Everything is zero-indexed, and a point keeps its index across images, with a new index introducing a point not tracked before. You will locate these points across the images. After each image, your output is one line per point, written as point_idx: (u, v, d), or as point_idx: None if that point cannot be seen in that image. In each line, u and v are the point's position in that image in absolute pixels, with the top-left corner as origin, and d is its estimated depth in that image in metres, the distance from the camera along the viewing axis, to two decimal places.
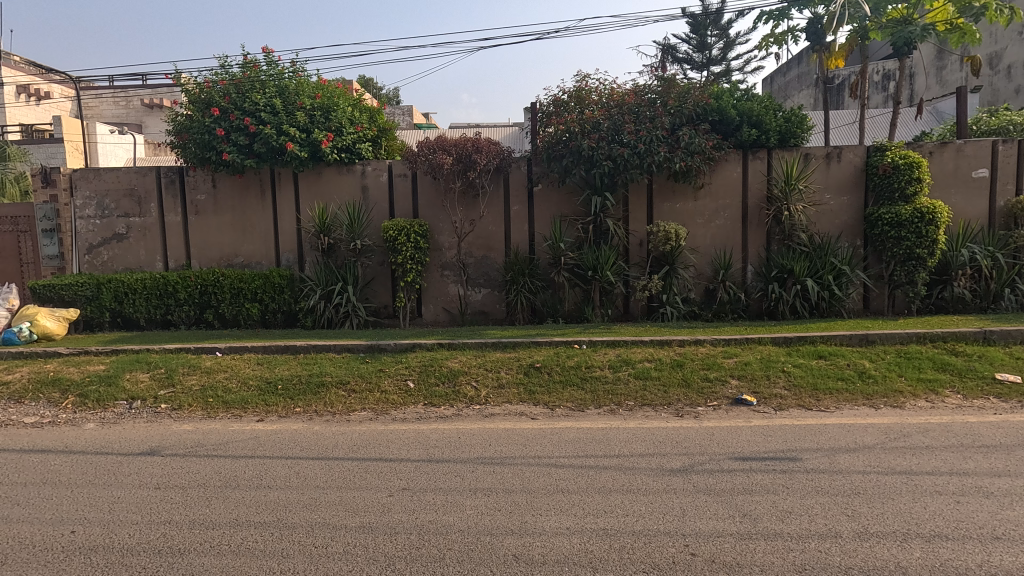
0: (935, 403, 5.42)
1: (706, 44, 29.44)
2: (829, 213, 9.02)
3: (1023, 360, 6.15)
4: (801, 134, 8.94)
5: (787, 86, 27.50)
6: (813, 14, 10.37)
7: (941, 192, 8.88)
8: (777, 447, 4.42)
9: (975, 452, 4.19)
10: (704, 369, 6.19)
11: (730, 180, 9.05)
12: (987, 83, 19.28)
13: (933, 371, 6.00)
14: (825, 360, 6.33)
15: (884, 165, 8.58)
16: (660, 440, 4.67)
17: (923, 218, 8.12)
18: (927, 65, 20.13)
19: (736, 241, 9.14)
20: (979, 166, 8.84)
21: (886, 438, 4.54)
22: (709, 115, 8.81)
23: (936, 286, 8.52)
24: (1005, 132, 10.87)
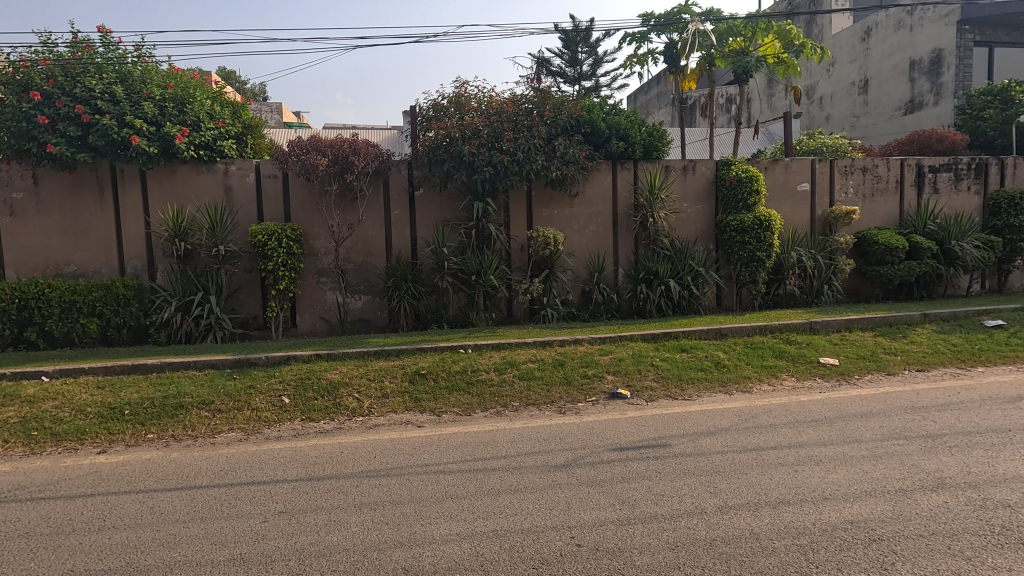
0: (776, 386, 6.22)
1: (576, 60, 31.14)
2: (686, 220, 9.97)
3: (838, 345, 7.27)
4: (662, 148, 9.79)
5: (648, 103, 30.01)
6: (669, 40, 11.40)
7: (774, 203, 10.23)
8: (650, 436, 4.77)
9: (806, 426, 4.86)
10: (583, 366, 6.52)
11: (601, 188, 9.64)
12: (807, 111, 22.56)
13: (772, 358, 6.88)
14: (687, 352, 6.98)
15: (730, 177, 9.67)
16: (544, 438, 4.82)
17: (761, 224, 9.27)
18: (761, 92, 23.25)
19: (608, 246, 9.74)
20: (802, 181, 10.31)
21: (739, 420, 5.10)
22: (581, 127, 9.35)
23: (773, 283, 9.75)
24: (820, 152, 12.81)
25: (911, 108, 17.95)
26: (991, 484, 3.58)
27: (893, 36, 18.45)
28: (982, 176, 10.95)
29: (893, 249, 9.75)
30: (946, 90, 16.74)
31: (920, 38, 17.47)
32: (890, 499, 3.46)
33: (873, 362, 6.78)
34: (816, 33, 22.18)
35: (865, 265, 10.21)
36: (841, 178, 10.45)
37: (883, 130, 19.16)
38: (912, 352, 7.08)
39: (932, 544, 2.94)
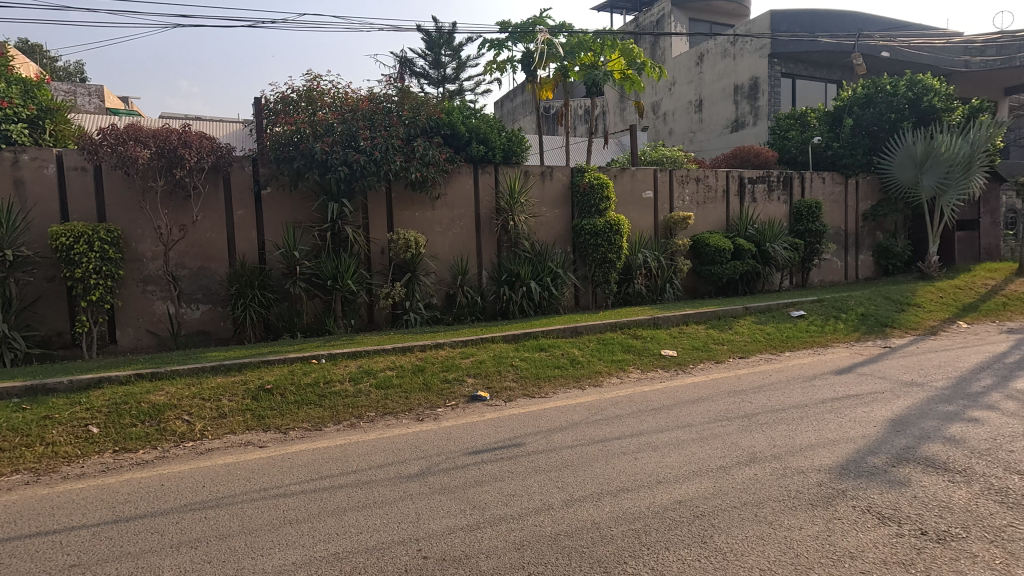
0: (623, 378, 6.68)
1: (440, 63, 31.10)
2: (545, 223, 10.36)
3: (677, 338, 8.01)
4: (521, 153, 10.07)
5: (513, 110, 30.91)
6: (526, 49, 11.76)
7: (623, 208, 11.03)
8: (505, 436, 4.82)
9: (647, 414, 5.26)
10: (443, 370, 6.45)
11: (463, 191, 9.65)
12: (653, 125, 24.71)
13: (621, 352, 7.38)
14: (545, 351, 7.23)
15: (584, 184, 10.26)
16: (399, 447, 4.65)
17: (612, 228, 9.94)
18: (614, 106, 25.00)
19: (471, 249, 9.77)
20: (646, 189, 11.23)
21: (589, 414, 5.36)
22: (441, 129, 9.31)
23: (624, 283, 10.51)
24: (662, 162, 14.16)
25: (736, 126, 20.46)
26: (790, 454, 4.12)
27: (720, 63, 20.95)
28: (788, 188, 12.80)
29: (722, 251, 11.02)
30: (762, 113, 19.33)
31: (741, 66, 20.03)
32: (713, 476, 3.82)
33: (705, 352, 7.56)
34: (659, 55, 24.42)
35: (699, 265, 11.41)
36: (679, 187, 11.57)
37: (714, 145, 21.61)
38: (736, 341, 8.01)
39: (743, 514, 3.29)
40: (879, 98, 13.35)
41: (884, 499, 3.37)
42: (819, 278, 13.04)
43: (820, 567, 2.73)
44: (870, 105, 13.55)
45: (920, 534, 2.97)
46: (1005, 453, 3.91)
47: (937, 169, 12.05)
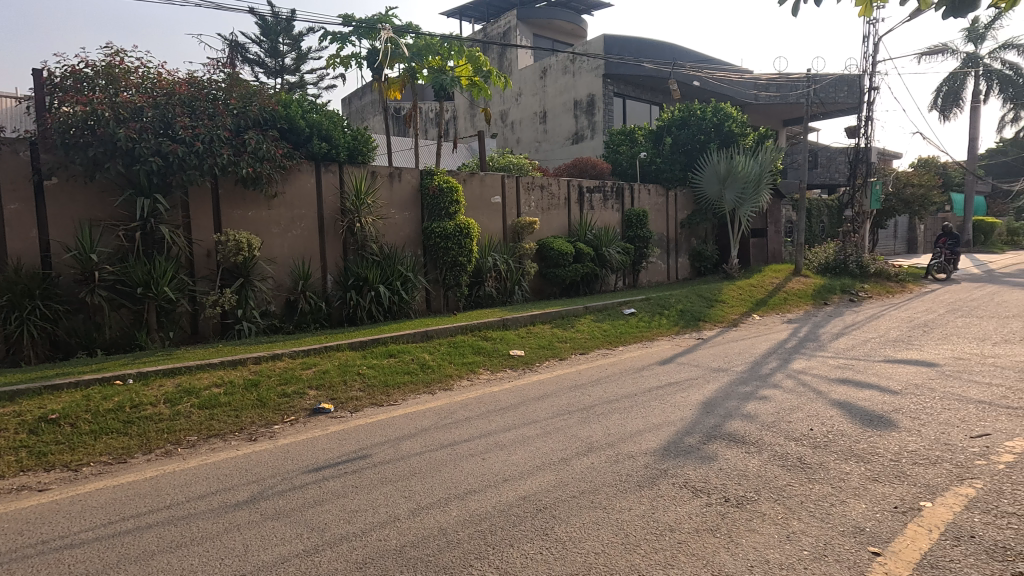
0: (473, 380, 6.76)
1: (277, 52, 28.88)
2: (394, 226, 10.10)
3: (525, 338, 8.32)
4: (368, 153, 9.72)
5: (361, 108, 29.81)
6: (371, 46, 11.37)
7: (473, 212, 11.20)
8: (349, 449, 4.57)
9: (495, 414, 5.36)
10: (281, 384, 5.93)
11: (303, 190, 9.02)
12: (501, 133, 25.48)
13: (472, 354, 7.47)
14: (395, 357, 7.02)
15: (433, 187, 10.22)
16: (226, 473, 4.16)
17: (462, 232, 10.02)
18: (463, 112, 25.29)
19: (314, 251, 9.16)
20: (495, 194, 11.53)
21: (438, 418, 5.32)
22: (277, 122, 8.60)
23: (474, 286, 10.65)
24: (510, 168, 14.74)
25: (576, 139, 21.94)
26: (622, 441, 4.48)
27: (562, 78, 22.36)
28: (620, 198, 14.06)
29: (564, 254, 11.73)
30: (598, 127, 20.99)
31: (580, 83, 21.55)
32: (554, 469, 4.00)
33: (549, 350, 7.96)
34: (506, 66, 25.29)
35: (545, 268, 12.01)
36: (525, 194, 12.07)
37: (557, 155, 22.94)
38: (577, 338, 8.56)
39: (581, 502, 3.49)
40: (692, 120, 15.42)
41: (697, 473, 3.81)
42: (647, 279, 14.52)
43: (646, 543, 2.99)
44: (684, 126, 15.57)
45: (724, 501, 3.41)
46: (785, 423, 4.67)
47: (736, 185, 14.14)
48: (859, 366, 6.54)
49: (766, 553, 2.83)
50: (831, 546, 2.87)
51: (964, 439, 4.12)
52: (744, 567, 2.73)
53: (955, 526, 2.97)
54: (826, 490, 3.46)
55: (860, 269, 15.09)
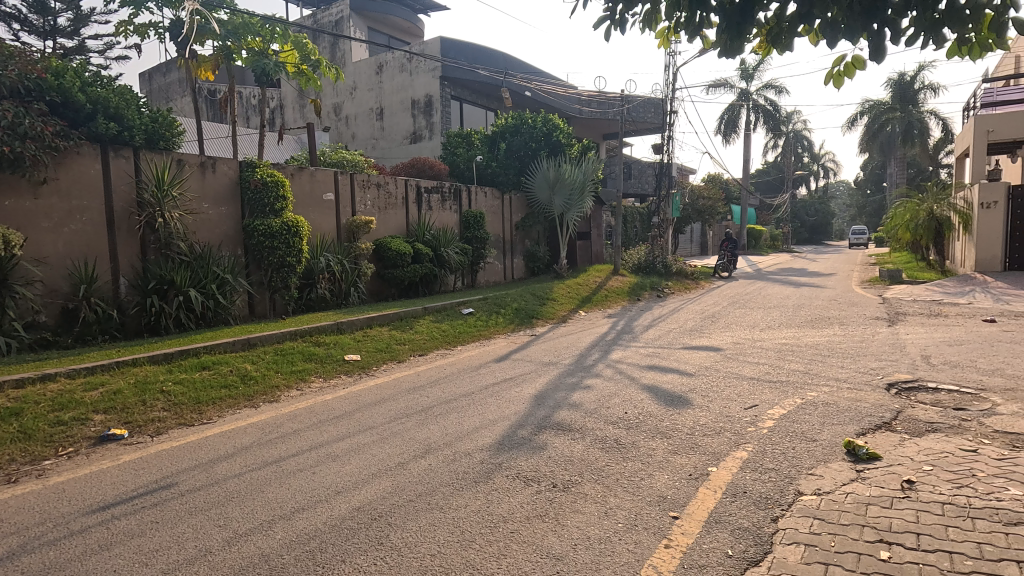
0: (303, 390, 6.31)
1: (46, 8, 23.91)
2: (207, 222, 8.98)
3: (361, 342, 8.00)
4: (171, 138, 8.49)
5: (165, 86, 26.04)
6: (174, 17, 9.99)
7: (302, 209, 10.44)
8: (150, 479, 3.96)
9: (327, 424, 5.06)
10: (55, 411, 4.91)
11: (85, 177, 7.58)
12: (334, 127, 24.18)
13: (302, 361, 6.97)
14: (209, 370, 6.25)
15: (255, 180, 9.30)
16: None
17: (290, 230, 9.27)
18: (290, 100, 23.46)
19: (101, 250, 7.74)
20: (327, 191, 10.89)
21: (261, 434, 4.86)
22: (46, 94, 7.24)
23: (305, 288, 9.95)
24: (342, 164, 14.12)
25: (413, 138, 21.71)
26: (459, 440, 4.54)
27: (398, 76, 21.97)
28: (458, 199, 14.24)
29: (402, 255, 11.54)
30: (436, 129, 21.03)
31: (417, 83, 21.38)
32: (391, 475, 3.91)
33: (387, 353, 7.76)
34: (339, 57, 24.11)
35: (382, 268, 11.68)
36: (360, 192, 11.61)
37: (395, 154, 22.47)
38: (416, 340, 8.48)
39: (417, 505, 3.45)
40: (524, 129, 16.24)
41: (528, 464, 4.01)
42: (485, 279, 14.93)
43: (481, 537, 3.06)
44: (517, 133, 16.36)
45: (552, 487, 3.64)
46: (605, 409, 5.14)
47: (564, 191, 15.24)
48: (664, 354, 7.48)
49: (589, 531, 3.08)
50: (641, 516, 3.22)
51: (740, 411, 4.94)
52: (569, 546, 2.94)
53: (733, 485, 3.54)
54: (637, 466, 3.89)
55: (665, 268, 17.28)
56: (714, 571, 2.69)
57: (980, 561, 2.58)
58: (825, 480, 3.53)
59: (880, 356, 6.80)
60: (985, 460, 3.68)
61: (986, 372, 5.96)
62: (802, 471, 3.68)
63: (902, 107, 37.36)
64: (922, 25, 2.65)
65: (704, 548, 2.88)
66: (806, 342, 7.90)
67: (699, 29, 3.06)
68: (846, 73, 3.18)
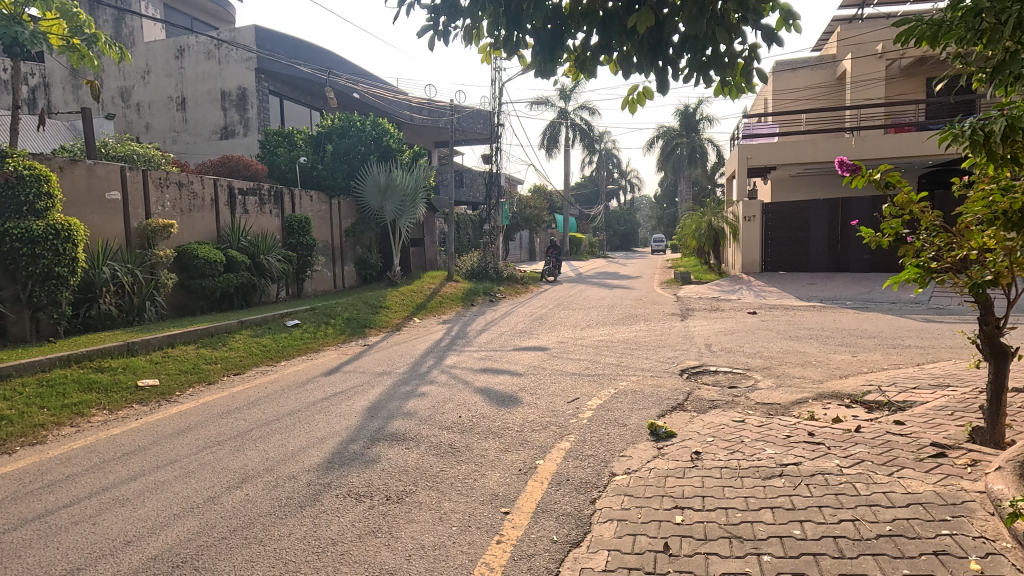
0: (80, 426, 5.26)
1: None
2: None
3: (161, 364, 6.94)
4: None
5: None
6: None
7: (75, 210, 8.73)
8: None
9: (114, 464, 4.28)
10: None
11: None
12: (121, 114, 20.66)
13: (78, 393, 5.81)
14: None
15: (4, 173, 7.54)
16: None
17: (59, 234, 7.68)
18: (59, 79, 19.57)
19: None
20: (111, 189, 9.28)
21: (20, 486, 3.93)
22: None
23: (82, 304, 8.32)
24: (131, 159, 12.19)
25: (224, 134, 19.56)
26: (281, 463, 4.18)
27: (204, 63, 19.64)
28: (279, 203, 13.15)
29: (212, 263, 10.29)
30: (251, 125, 19.22)
31: (227, 72, 19.30)
32: (198, 512, 3.45)
33: (194, 375, 6.85)
34: (127, 34, 20.81)
35: (187, 279, 10.29)
36: (156, 191, 10.12)
37: (202, 150, 19.98)
38: (230, 358, 7.61)
39: (232, 542, 3.10)
40: (352, 131, 15.64)
41: (360, 479, 3.84)
42: (312, 288, 14.00)
43: (307, 565, 2.85)
44: (345, 136, 15.66)
45: (385, 500, 3.53)
46: (439, 415, 5.16)
47: (396, 197, 15.04)
48: (496, 356, 7.76)
49: (423, 539, 3.06)
50: (473, 516, 3.29)
51: (563, 405, 5.34)
52: (403, 558, 2.88)
53: (557, 474, 3.80)
54: (470, 468, 3.96)
55: (497, 274, 17.97)
56: (540, 557, 2.86)
57: (747, 512, 3.12)
58: (633, 460, 3.98)
59: (675, 347, 7.87)
60: (750, 427, 4.48)
61: (750, 355, 7.27)
62: (616, 454, 4.10)
63: (688, 133, 43.96)
64: (693, 66, 3.14)
65: (532, 537, 3.04)
66: (618, 338, 8.81)
67: (516, 49, 3.24)
68: (637, 101, 3.64)
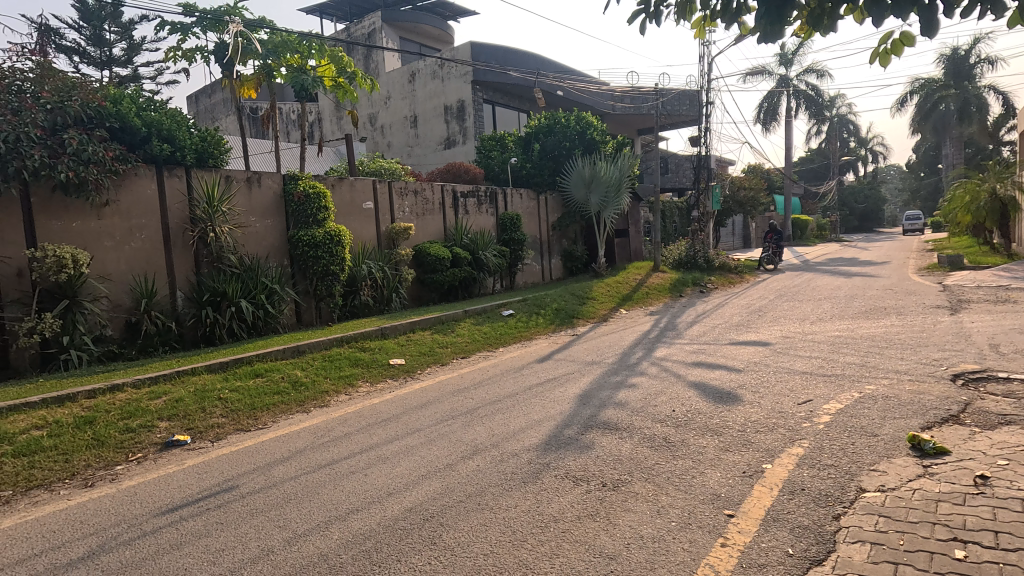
0: (351, 394, 6.47)
1: (103, 41, 25.18)
2: (256, 235, 9.33)
3: (405, 346, 8.13)
4: (218, 155, 9.00)
5: (214, 108, 27.70)
6: (218, 39, 10.46)
7: (343, 219, 10.71)
8: (213, 482, 4.18)
9: (377, 427, 5.18)
10: (123, 419, 5.27)
11: (143, 198, 8.02)
12: (370, 137, 24.68)
13: (349, 367, 7.15)
14: (262, 378, 6.52)
15: (298, 193, 9.61)
16: (54, 530, 3.58)
17: (332, 239, 9.52)
18: (327, 114, 24.21)
19: (159, 264, 8.17)
20: (366, 200, 11.14)
21: (315, 438, 5.00)
22: (105, 120, 7.65)
23: (349, 295, 10.20)
24: (381, 173, 14.54)
25: (448, 144, 21.99)
26: (505, 440, 4.56)
27: (431, 83, 22.28)
28: (494, 203, 14.32)
29: (441, 259, 11.68)
30: (469, 133, 21.22)
31: (448, 88, 21.63)
32: (440, 476, 3.96)
33: (430, 356, 7.88)
34: (373, 68, 24.75)
35: (423, 273, 11.86)
36: (398, 199, 11.84)
37: (430, 160, 22.77)
38: (458, 343, 8.56)
39: (467, 505, 3.49)
40: (557, 128, 16.20)
41: (576, 464, 3.98)
42: (523, 280, 14.94)
43: (532, 537, 3.07)
44: (551, 134, 16.33)
45: (602, 486, 3.61)
46: (651, 408, 5.07)
47: (600, 189, 15.07)
48: (710, 350, 7.32)
49: (641, 530, 3.04)
50: (694, 515, 3.16)
51: (794, 407, 4.78)
52: (622, 545, 2.91)
53: (790, 482, 3.43)
54: (688, 464, 3.81)
55: (708, 263, 16.85)
56: (773, 570, 2.62)
57: None
58: (889, 476, 3.38)
59: (942, 347, 6.45)
60: None
61: None
62: (865, 467, 3.54)
63: (956, 83, 35.52)
64: None
65: (763, 546, 2.80)
66: (861, 334, 7.56)
67: (737, 16, 2.98)
68: (893, 52, 3.06)
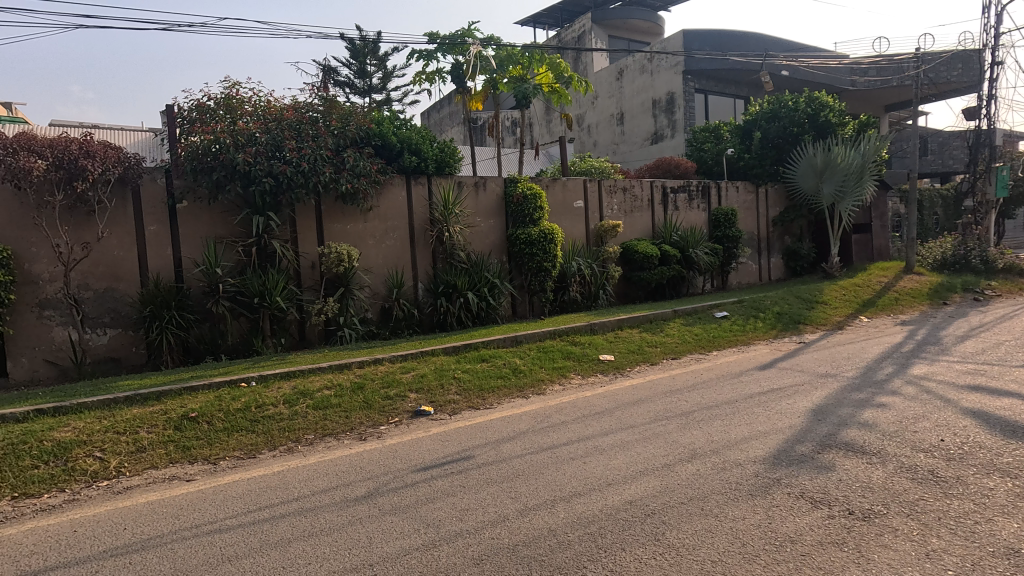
0: (565, 385, 6.80)
1: (366, 73, 30.35)
2: (481, 234, 10.37)
3: (613, 343, 8.23)
4: (453, 164, 10.03)
5: (444, 121, 31.36)
6: (455, 60, 11.82)
7: (556, 217, 11.25)
8: (453, 450, 4.80)
9: (592, 419, 5.37)
10: (384, 387, 6.36)
11: (396, 203, 9.51)
12: (578, 137, 25.43)
13: (561, 359, 7.52)
14: (487, 362, 7.24)
15: (517, 195, 10.40)
16: (343, 470, 4.52)
17: (546, 237, 10.08)
18: (540, 118, 25.65)
19: (406, 260, 9.60)
20: (577, 199, 11.52)
21: (535, 423, 5.39)
22: (371, 140, 9.21)
23: (559, 291, 10.69)
24: (591, 172, 14.91)
25: (655, 138, 21.48)
26: (727, 448, 4.34)
27: (639, 78, 21.98)
28: (706, 197, 13.58)
29: (649, 257, 11.51)
30: (678, 125, 20.42)
31: (658, 81, 21.09)
32: (659, 475, 3.95)
33: (640, 355, 7.85)
34: (582, 69, 25.40)
35: (630, 271, 11.83)
36: (608, 197, 11.98)
37: (637, 157, 22.54)
38: (668, 343, 8.36)
39: (690, 508, 3.42)
40: (783, 112, 14.54)
41: (814, 484, 3.61)
42: (737, 280, 13.89)
43: (766, 554, 2.88)
44: (775, 119, 14.74)
45: (848, 514, 3.21)
46: (910, 433, 4.31)
47: (835, 178, 13.21)
48: (994, 372, 5.91)
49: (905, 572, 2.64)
50: (978, 568, 2.63)
51: None
52: None
53: None
54: (968, 507, 3.17)
55: (985, 265, 13.55)
56: None
57: None
58: None
59: None
60: None
61: None
62: None
63: None
64: None
65: None
66: None
67: None
68: None
